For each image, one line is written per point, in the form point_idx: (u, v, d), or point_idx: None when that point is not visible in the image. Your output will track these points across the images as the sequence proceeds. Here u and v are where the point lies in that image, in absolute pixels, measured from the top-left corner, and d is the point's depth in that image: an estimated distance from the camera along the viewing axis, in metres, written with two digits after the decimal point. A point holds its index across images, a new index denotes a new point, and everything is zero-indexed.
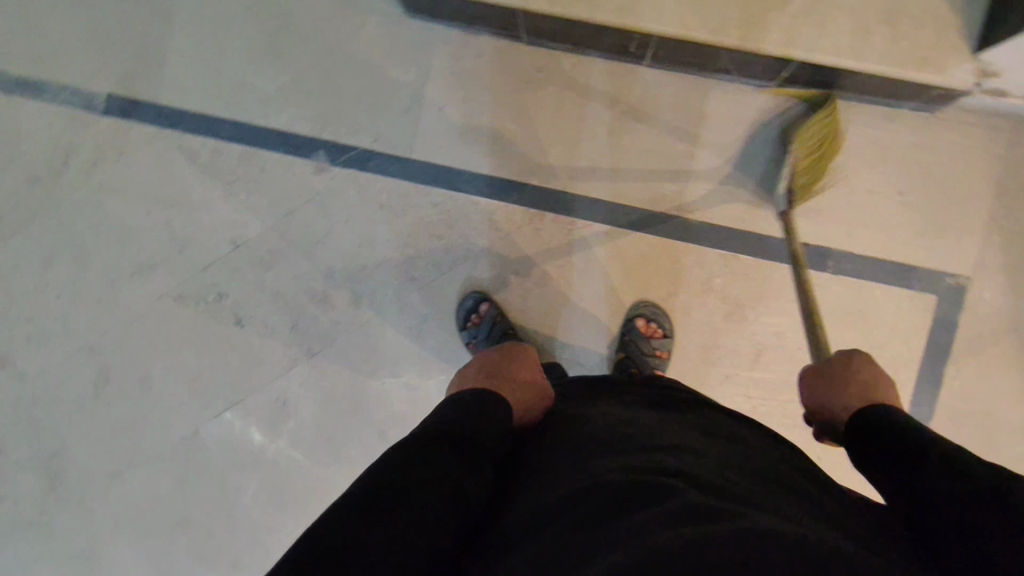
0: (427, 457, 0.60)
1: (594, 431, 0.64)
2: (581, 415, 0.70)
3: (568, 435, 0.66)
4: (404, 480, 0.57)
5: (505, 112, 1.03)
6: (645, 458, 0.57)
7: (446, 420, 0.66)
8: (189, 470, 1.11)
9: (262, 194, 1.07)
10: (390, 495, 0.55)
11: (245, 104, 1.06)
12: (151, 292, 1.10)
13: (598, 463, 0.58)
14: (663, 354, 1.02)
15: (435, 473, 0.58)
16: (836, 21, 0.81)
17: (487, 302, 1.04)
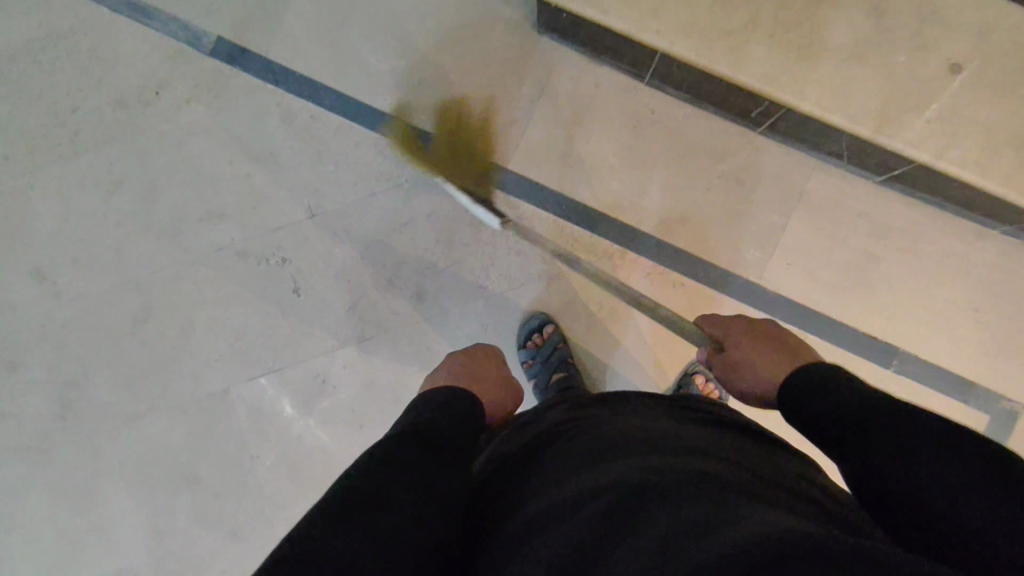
0: (408, 459, 0.54)
1: (603, 431, 0.58)
2: (588, 414, 0.63)
3: (573, 434, 0.59)
4: (383, 483, 0.51)
5: (610, 145, 1.02)
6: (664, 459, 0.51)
7: (425, 420, 0.60)
8: (210, 427, 1.08)
9: (350, 170, 1.06)
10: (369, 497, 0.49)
11: (355, 78, 1.06)
12: (213, 241, 1.07)
13: (610, 465, 0.51)
14: None
15: (417, 478, 0.53)
16: (969, 136, 0.83)
17: (552, 325, 1.04)
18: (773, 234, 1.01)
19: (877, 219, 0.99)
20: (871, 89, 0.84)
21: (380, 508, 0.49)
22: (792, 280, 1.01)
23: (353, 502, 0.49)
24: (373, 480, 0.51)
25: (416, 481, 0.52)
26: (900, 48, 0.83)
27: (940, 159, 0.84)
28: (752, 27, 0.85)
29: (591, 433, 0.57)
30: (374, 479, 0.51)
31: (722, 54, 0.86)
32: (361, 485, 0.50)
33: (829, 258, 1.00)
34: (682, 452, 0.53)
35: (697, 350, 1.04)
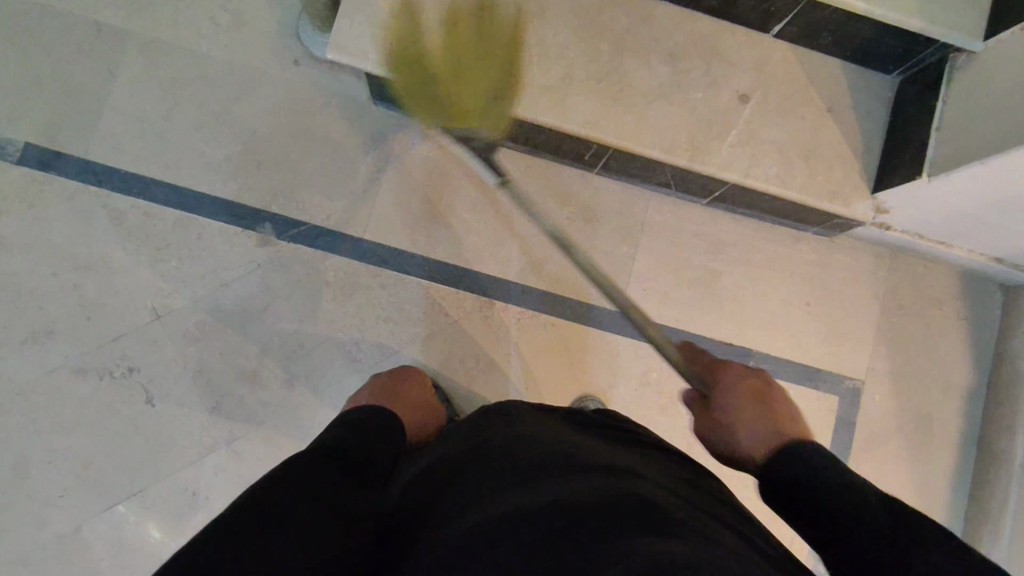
0: (314, 482, 0.57)
1: (518, 450, 0.61)
2: (510, 432, 0.67)
3: (489, 455, 0.62)
4: (287, 507, 0.54)
5: (461, 203, 1.05)
6: (568, 478, 0.55)
7: (336, 452, 0.64)
8: (62, 574, 0.94)
9: (195, 263, 1.00)
10: (278, 519, 0.52)
11: (188, 169, 1.02)
12: (44, 362, 0.96)
13: (517, 487, 0.55)
14: None
15: (315, 507, 0.55)
16: (766, 155, 0.94)
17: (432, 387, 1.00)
18: (625, 264, 1.07)
19: (710, 238, 1.09)
20: (680, 123, 0.93)
21: (282, 529, 0.52)
22: (650, 303, 1.08)
23: (255, 521, 0.51)
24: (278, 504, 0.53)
25: (320, 505, 0.55)
26: (697, 86, 0.93)
27: (744, 178, 0.95)
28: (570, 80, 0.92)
29: (507, 456, 0.61)
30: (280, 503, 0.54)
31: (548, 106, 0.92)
32: (263, 508, 0.53)
33: (677, 277, 1.08)
34: (579, 466, 0.57)
35: (576, 385, 1.06)
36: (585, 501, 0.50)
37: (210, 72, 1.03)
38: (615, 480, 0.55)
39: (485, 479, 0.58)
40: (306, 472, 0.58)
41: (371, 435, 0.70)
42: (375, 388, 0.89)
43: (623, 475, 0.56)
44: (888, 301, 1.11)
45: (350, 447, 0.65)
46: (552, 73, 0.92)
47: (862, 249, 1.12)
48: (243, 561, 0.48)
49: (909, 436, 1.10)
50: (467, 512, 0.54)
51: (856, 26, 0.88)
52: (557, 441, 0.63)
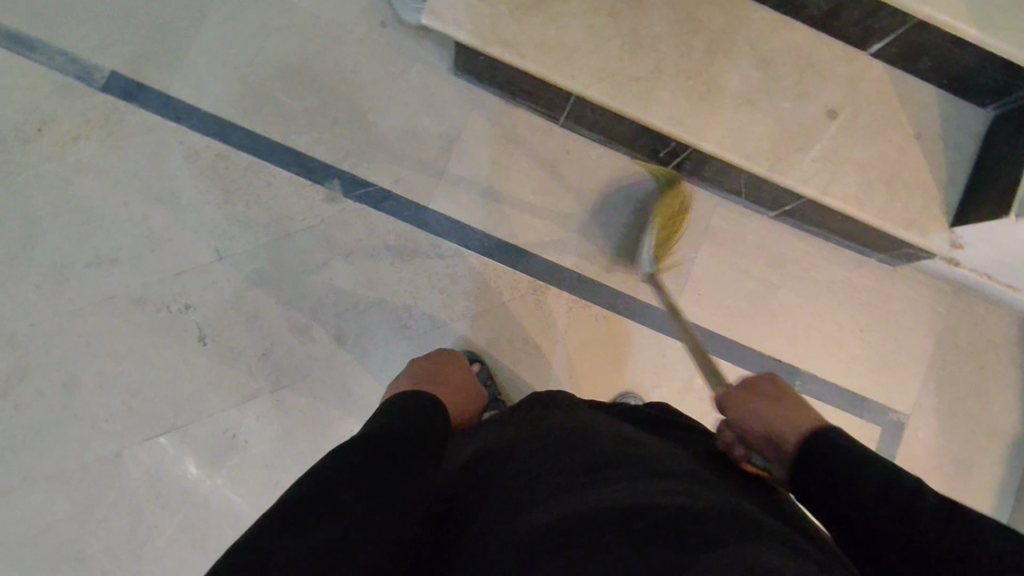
0: (378, 459, 0.56)
1: (585, 443, 0.59)
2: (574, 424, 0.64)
3: (554, 443, 0.60)
4: (353, 483, 0.52)
5: (529, 183, 1.05)
6: (642, 476, 0.52)
7: (397, 429, 0.62)
8: (99, 495, 0.96)
9: (261, 211, 1.01)
10: (344, 495, 0.51)
11: (265, 116, 1.02)
12: (105, 287, 0.98)
13: (588, 480, 0.52)
14: None
15: (381, 484, 0.54)
16: (846, 173, 0.93)
17: (478, 363, 1.01)
18: (683, 266, 1.07)
19: (773, 250, 1.08)
20: (763, 133, 0.92)
21: (333, 522, 0.49)
22: (704, 308, 1.07)
23: (322, 498, 0.50)
24: (345, 481, 0.52)
25: (374, 493, 0.52)
26: (786, 96, 0.92)
27: (821, 195, 0.93)
28: (659, 75, 0.91)
29: (575, 448, 0.58)
30: (347, 479, 0.52)
31: (634, 98, 0.91)
32: (317, 496, 0.50)
33: (734, 287, 1.07)
34: (653, 465, 0.55)
35: (619, 380, 1.05)
36: (647, 501, 0.48)
37: (298, 22, 1.03)
38: (675, 481, 0.52)
39: (537, 473, 0.56)
40: (352, 460, 0.55)
41: (422, 418, 0.67)
42: (422, 369, 0.84)
43: (682, 477, 0.54)
44: (944, 338, 1.09)
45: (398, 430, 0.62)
46: (642, 67, 0.91)
47: (924, 282, 1.10)
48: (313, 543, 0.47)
49: (947, 476, 1.09)
50: (524, 509, 0.51)
51: (960, 54, 0.86)
52: (610, 437, 0.61)
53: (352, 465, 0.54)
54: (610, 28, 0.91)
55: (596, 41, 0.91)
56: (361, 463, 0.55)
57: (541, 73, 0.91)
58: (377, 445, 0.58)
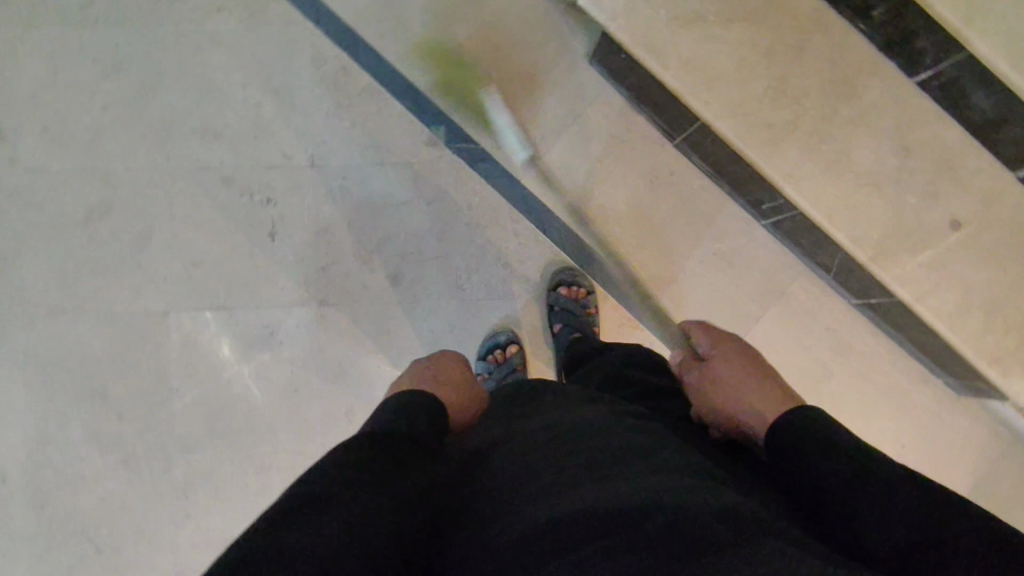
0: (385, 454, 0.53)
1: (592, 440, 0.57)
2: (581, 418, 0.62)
3: (555, 438, 0.58)
4: (362, 479, 0.49)
5: (623, 191, 1.03)
6: (669, 478, 0.50)
7: (399, 417, 0.59)
8: (137, 344, 1.01)
9: (365, 133, 1.03)
10: (353, 489, 0.48)
11: (398, 44, 1.03)
12: (202, 157, 1.02)
13: (602, 481, 0.50)
14: (594, 310, 1.03)
15: (389, 475, 0.50)
16: (947, 288, 0.89)
17: (515, 344, 1.03)
18: (747, 322, 1.04)
19: (842, 337, 1.04)
20: (877, 220, 0.89)
21: (339, 516, 0.46)
22: None
23: (331, 494, 0.47)
24: (354, 479, 0.49)
25: (377, 481, 0.49)
26: (915, 190, 0.88)
27: (913, 299, 0.90)
28: (794, 131, 0.88)
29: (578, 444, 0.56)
30: (357, 474, 0.49)
31: (762, 145, 0.89)
32: (325, 494, 0.47)
33: (790, 360, 1.04)
34: (674, 466, 0.52)
35: None
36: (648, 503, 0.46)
37: None
38: (676, 473, 0.51)
39: (545, 467, 0.53)
40: (359, 456, 0.51)
41: (427, 407, 0.63)
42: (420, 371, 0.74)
43: (680, 469, 0.52)
44: (984, 483, 1.05)
45: (399, 418, 0.59)
46: (781, 117, 0.88)
47: (986, 422, 1.04)
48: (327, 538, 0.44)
49: None
50: (534, 501, 0.49)
51: None
52: (610, 427, 0.59)
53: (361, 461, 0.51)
54: (762, 70, 0.88)
55: (743, 78, 0.88)
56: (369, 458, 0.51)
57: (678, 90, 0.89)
58: (383, 437, 0.55)
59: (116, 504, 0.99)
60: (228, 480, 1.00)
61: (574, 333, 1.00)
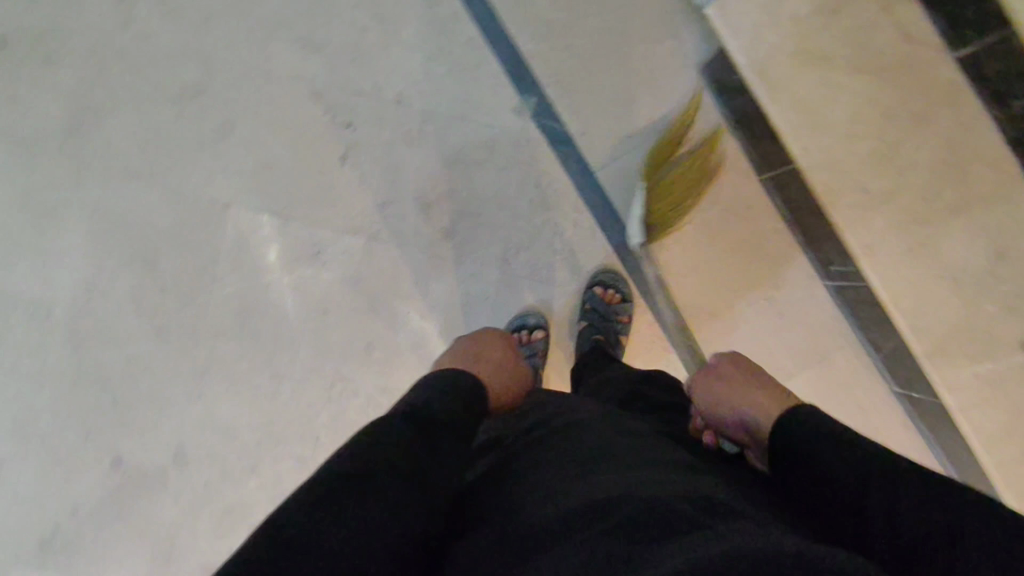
0: (405, 440, 0.54)
1: (606, 440, 0.57)
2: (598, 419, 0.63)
3: (569, 433, 0.59)
4: (381, 466, 0.50)
5: (693, 210, 1.02)
6: (681, 478, 0.50)
7: (424, 402, 0.60)
8: (195, 227, 1.03)
9: (458, 84, 1.02)
10: (372, 477, 0.49)
11: (515, 4, 1.02)
12: (299, 67, 1.03)
13: (605, 471, 0.51)
14: (624, 318, 1.02)
15: (406, 463, 0.52)
16: (997, 409, 0.86)
17: (543, 331, 1.03)
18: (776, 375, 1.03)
19: (866, 415, 1.03)
20: (947, 312, 0.84)
21: (360, 505, 0.47)
22: None
23: (351, 482, 0.48)
24: (374, 465, 0.50)
25: (402, 469, 0.51)
26: (992, 299, 0.83)
27: (955, 404, 0.87)
28: (890, 198, 0.83)
29: (591, 441, 0.57)
30: (375, 460, 0.51)
31: (857, 204, 0.84)
32: (345, 481, 0.49)
33: None
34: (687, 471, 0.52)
35: None
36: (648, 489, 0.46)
37: None
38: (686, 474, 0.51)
39: (556, 462, 0.55)
40: (380, 444, 0.52)
41: (464, 394, 0.65)
42: (466, 347, 0.80)
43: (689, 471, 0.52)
44: None
45: (428, 406, 0.59)
46: (879, 180, 0.83)
47: None
48: (342, 531, 0.46)
49: None
50: (549, 490, 0.50)
51: None
52: (628, 433, 0.60)
53: (381, 447, 0.52)
54: (873, 128, 0.83)
55: (852, 132, 0.83)
56: (387, 444, 0.53)
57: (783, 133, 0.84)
58: (405, 422, 0.56)
59: (136, 368, 1.03)
60: (244, 377, 1.04)
61: (597, 334, 1.01)
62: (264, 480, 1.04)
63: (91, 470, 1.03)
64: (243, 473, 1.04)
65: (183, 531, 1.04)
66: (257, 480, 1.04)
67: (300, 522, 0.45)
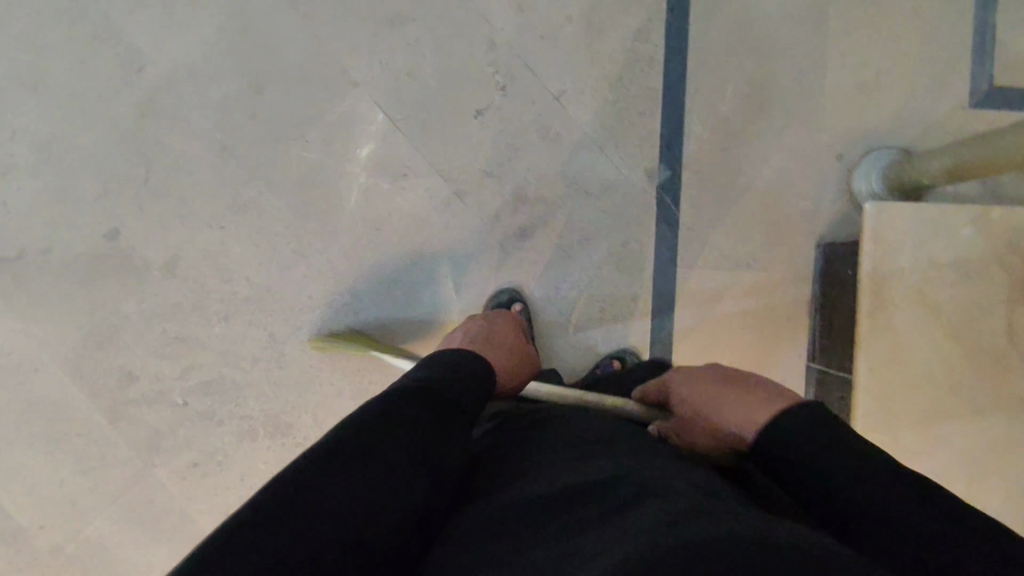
0: (406, 411, 0.56)
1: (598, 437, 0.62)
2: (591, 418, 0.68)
3: (565, 430, 0.63)
4: (381, 438, 0.52)
5: (735, 350, 1.05)
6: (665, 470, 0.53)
7: (431, 378, 0.62)
8: (314, 81, 1.01)
9: (616, 116, 1.02)
10: (367, 447, 0.51)
11: (706, 83, 1.02)
12: (493, 8, 1.01)
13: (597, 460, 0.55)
14: None
15: (406, 436, 0.54)
16: None
17: (519, 301, 1.03)
18: None
19: None
20: None
21: (368, 475, 0.50)
22: None
23: (348, 453, 0.50)
24: (374, 434, 0.52)
25: (402, 442, 0.53)
26: None
27: None
28: (929, 437, 0.85)
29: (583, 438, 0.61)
30: (377, 429, 0.53)
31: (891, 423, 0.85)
32: (343, 449, 0.50)
33: None
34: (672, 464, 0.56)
35: None
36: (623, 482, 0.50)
37: (810, 75, 1.01)
38: (672, 469, 0.54)
39: (553, 455, 0.58)
40: (379, 415, 0.54)
41: (470, 381, 0.65)
42: (475, 335, 0.78)
43: (681, 468, 0.55)
44: None
45: (433, 381, 0.62)
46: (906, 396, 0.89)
47: None
48: (333, 494, 0.47)
49: None
50: (549, 474, 0.54)
51: None
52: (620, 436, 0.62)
53: (379, 419, 0.54)
54: (932, 361, 0.85)
55: (909, 365, 0.85)
56: (389, 413, 0.54)
57: (858, 379, 0.85)
58: (407, 391, 0.58)
59: (184, 168, 1.02)
60: (271, 237, 1.02)
61: None
62: (229, 335, 1.02)
63: (86, 228, 1.01)
64: (215, 318, 1.02)
65: (131, 329, 1.02)
66: (222, 329, 1.02)
67: (289, 488, 0.46)
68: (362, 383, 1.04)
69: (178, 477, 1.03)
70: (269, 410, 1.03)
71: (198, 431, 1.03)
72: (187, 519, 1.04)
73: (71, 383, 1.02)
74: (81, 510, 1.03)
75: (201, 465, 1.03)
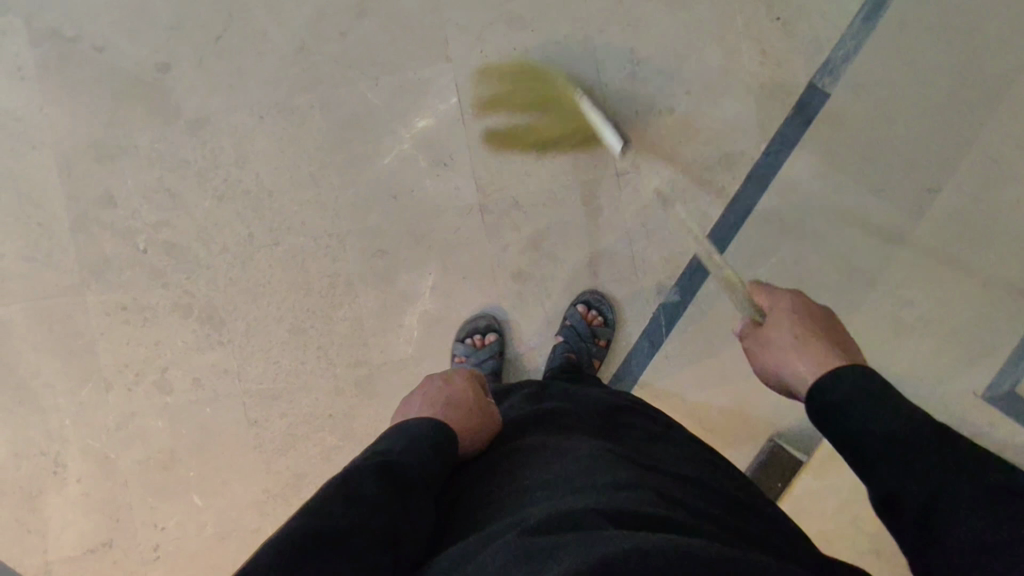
0: (366, 488, 0.52)
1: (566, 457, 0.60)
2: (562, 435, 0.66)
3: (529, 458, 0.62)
4: (353, 531, 0.48)
5: None
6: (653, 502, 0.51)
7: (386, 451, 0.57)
8: (415, 38, 0.99)
9: (660, 222, 1.00)
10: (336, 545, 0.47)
11: (757, 239, 0.99)
12: (608, 63, 0.98)
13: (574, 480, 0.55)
14: None
15: (371, 513, 0.50)
16: None
17: (495, 333, 1.01)
18: None
19: None
20: None
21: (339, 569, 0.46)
22: None
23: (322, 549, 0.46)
24: (341, 525, 0.48)
25: (373, 523, 0.49)
26: None
27: None
28: None
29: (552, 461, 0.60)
30: (341, 521, 0.48)
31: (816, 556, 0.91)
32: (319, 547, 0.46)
33: None
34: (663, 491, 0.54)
35: None
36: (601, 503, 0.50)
37: (855, 286, 0.97)
38: (630, 475, 0.56)
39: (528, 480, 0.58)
40: (340, 506, 0.50)
41: (425, 437, 0.60)
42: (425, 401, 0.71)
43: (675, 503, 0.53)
44: None
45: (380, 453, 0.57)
46: (838, 532, 0.92)
47: None
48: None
49: None
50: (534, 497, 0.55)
51: None
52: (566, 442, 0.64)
53: (340, 510, 0.49)
54: None
55: None
56: (347, 501, 0.50)
57: None
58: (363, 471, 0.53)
59: (256, 48, 1.00)
60: (298, 151, 1.02)
61: None
62: (215, 215, 1.03)
63: (144, 49, 1.01)
64: (211, 192, 1.03)
65: (135, 162, 1.02)
66: (212, 206, 1.03)
67: None
68: (302, 324, 1.04)
69: (103, 311, 1.04)
70: (212, 300, 1.04)
71: (141, 281, 1.04)
72: (89, 350, 1.05)
73: (57, 177, 1.03)
74: (5, 290, 1.04)
75: (128, 311, 1.04)
